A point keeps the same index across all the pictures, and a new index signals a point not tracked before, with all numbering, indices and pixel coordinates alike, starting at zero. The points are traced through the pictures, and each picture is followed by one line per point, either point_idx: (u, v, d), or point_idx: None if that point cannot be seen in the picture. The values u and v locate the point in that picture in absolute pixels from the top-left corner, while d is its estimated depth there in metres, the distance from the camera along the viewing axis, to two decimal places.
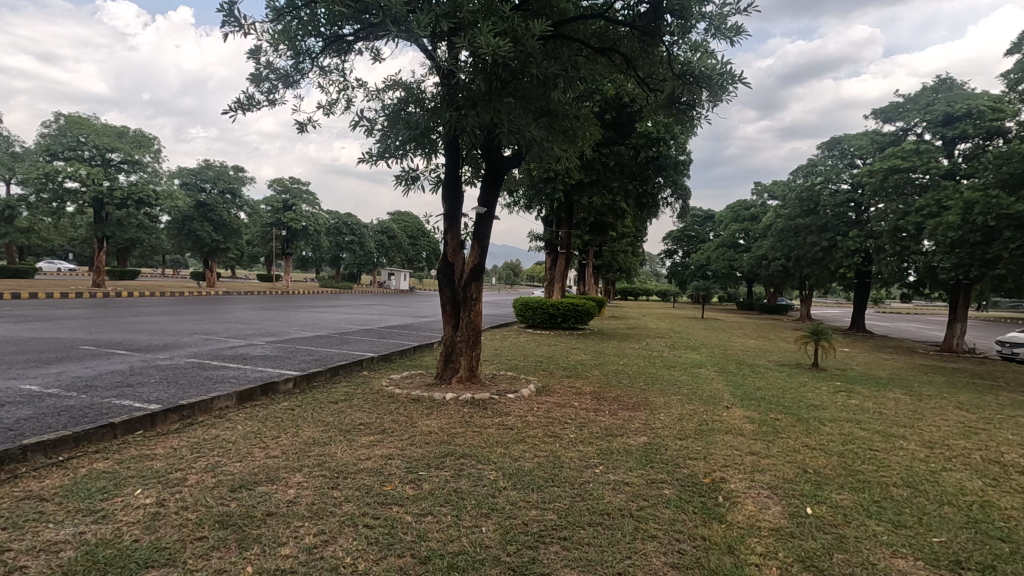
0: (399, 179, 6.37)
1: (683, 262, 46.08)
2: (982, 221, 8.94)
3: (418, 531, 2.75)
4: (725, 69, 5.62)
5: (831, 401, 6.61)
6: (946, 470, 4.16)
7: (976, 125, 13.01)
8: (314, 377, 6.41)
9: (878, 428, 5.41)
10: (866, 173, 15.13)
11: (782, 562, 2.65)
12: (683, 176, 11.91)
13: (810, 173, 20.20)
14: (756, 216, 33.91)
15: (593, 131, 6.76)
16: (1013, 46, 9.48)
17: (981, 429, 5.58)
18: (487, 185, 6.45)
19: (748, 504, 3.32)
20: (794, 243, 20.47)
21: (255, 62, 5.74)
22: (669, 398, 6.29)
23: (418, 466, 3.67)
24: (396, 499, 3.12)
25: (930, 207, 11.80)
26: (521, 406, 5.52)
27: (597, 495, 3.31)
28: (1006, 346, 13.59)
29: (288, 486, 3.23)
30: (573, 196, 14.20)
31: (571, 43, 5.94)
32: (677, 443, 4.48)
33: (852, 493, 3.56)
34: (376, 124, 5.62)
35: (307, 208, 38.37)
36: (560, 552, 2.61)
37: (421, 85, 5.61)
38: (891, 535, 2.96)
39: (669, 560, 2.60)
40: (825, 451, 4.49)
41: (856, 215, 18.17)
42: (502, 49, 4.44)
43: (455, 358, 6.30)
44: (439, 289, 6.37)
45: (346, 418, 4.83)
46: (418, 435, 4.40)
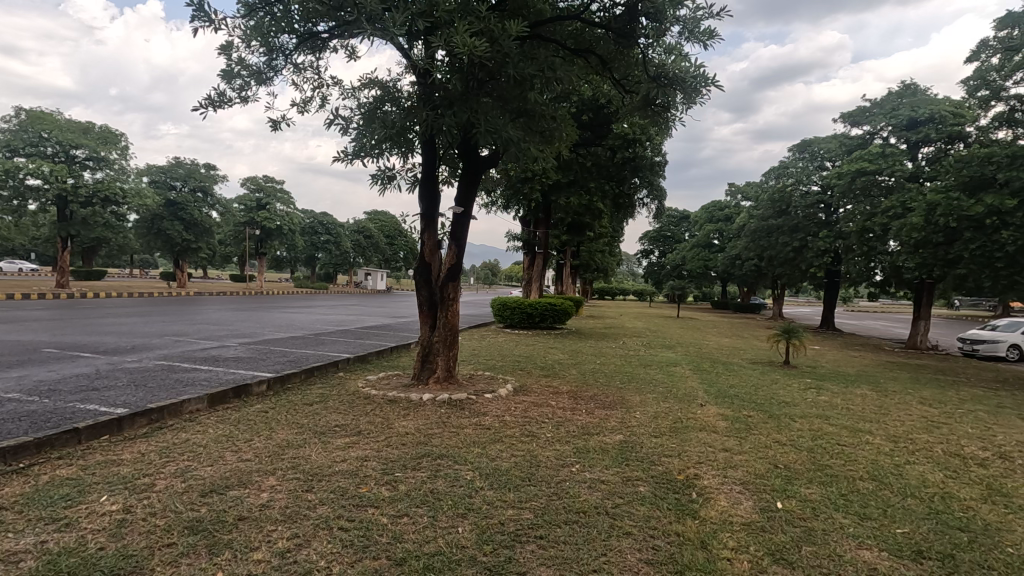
0: (375, 178, 6.31)
1: (659, 262, 46.74)
2: (944, 223, 9.24)
3: (393, 532, 2.73)
4: (699, 72, 5.72)
5: (801, 397, 6.78)
6: (910, 463, 4.30)
7: (938, 129, 13.50)
8: (288, 378, 6.31)
9: (846, 423, 5.56)
10: (835, 175, 15.53)
11: (753, 556, 2.71)
12: (658, 177, 12.06)
13: (781, 174, 20.66)
14: (730, 216, 34.58)
15: (570, 132, 6.79)
16: (972, 53, 9.83)
17: (942, 423, 5.78)
18: (464, 185, 6.44)
19: (721, 499, 3.38)
20: (766, 243, 20.90)
21: (227, 58, 5.63)
22: (645, 396, 6.37)
23: (394, 467, 3.65)
24: (371, 500, 3.09)
25: (896, 209, 12.15)
26: (498, 406, 5.52)
27: (573, 493, 3.33)
28: (967, 342, 14.07)
29: (260, 490, 3.17)
30: (550, 196, 14.25)
31: (547, 44, 5.96)
32: (651, 441, 4.53)
33: (820, 487, 3.66)
34: (351, 123, 5.56)
35: (281, 207, 37.75)
36: (536, 551, 2.62)
37: (397, 83, 5.58)
38: (857, 528, 3.05)
39: (643, 557, 2.63)
40: (795, 447, 4.58)
41: (825, 216, 18.63)
42: (478, 49, 4.44)
43: (432, 358, 6.26)
44: (416, 289, 6.33)
45: (321, 420, 4.77)
46: (394, 436, 4.36)
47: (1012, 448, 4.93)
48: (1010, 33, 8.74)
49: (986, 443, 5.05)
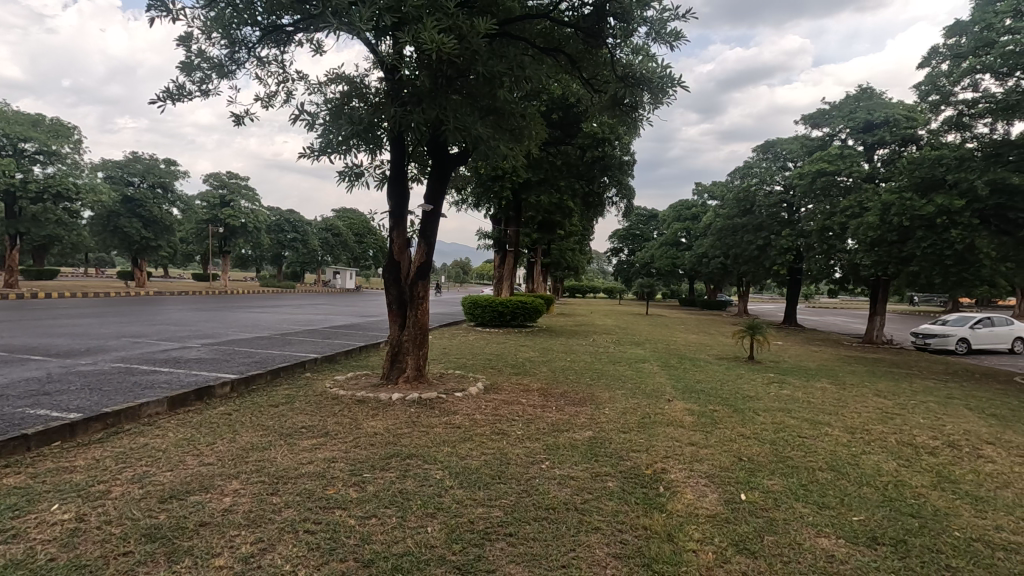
0: (342, 175, 6.19)
1: (628, 260, 47.36)
2: (899, 222, 9.60)
3: (361, 534, 2.69)
4: (665, 73, 5.82)
5: (764, 391, 6.96)
6: (866, 453, 4.47)
7: (893, 132, 14.03)
8: (253, 380, 6.16)
9: (807, 415, 5.75)
10: (797, 175, 15.98)
11: (717, 547, 2.77)
12: (627, 176, 12.21)
13: (746, 174, 21.14)
14: (697, 215, 35.24)
15: (539, 131, 6.81)
16: (924, 59, 10.23)
17: (896, 414, 6.03)
18: (433, 183, 6.39)
19: (687, 493, 3.45)
20: (731, 241, 21.36)
21: (186, 50, 5.45)
22: (614, 392, 6.45)
23: (362, 468, 3.60)
24: (339, 502, 3.05)
25: (853, 208, 12.59)
26: (469, 404, 5.51)
27: (543, 490, 3.35)
28: (920, 337, 14.70)
29: (223, 494, 3.09)
30: (521, 194, 14.27)
31: (517, 42, 5.95)
32: (620, 437, 4.60)
33: (782, 478, 3.77)
34: (317, 119, 5.45)
35: (245, 204, 36.79)
36: (505, 548, 2.63)
37: (364, 79, 5.49)
38: (816, 516, 3.15)
39: (612, 551, 2.66)
40: (758, 440, 4.71)
41: (788, 215, 19.13)
42: (447, 46, 4.41)
43: (401, 358, 6.20)
44: (385, 289, 6.26)
45: (287, 422, 4.67)
46: (363, 437, 4.30)
47: (959, 437, 5.18)
48: (959, 41, 9.14)
49: (936, 433, 5.28)
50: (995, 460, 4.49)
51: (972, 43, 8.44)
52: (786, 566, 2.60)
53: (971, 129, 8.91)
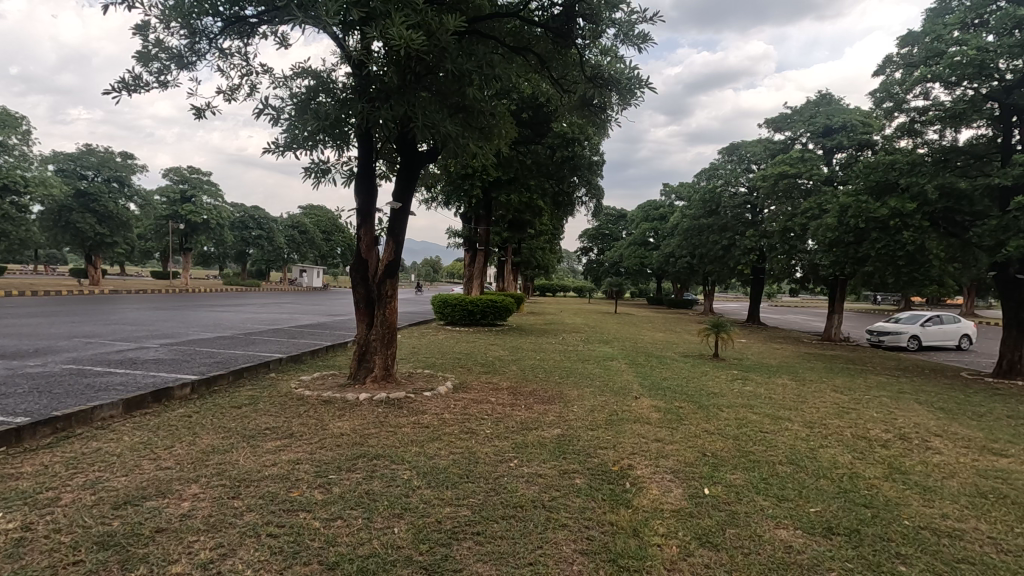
0: (308, 170, 6.06)
1: (597, 259, 47.86)
2: (855, 223, 9.97)
3: (326, 536, 2.65)
4: (633, 74, 5.90)
5: (727, 388, 7.16)
6: (823, 447, 4.63)
7: (850, 136, 14.55)
8: (215, 381, 5.99)
9: (768, 410, 5.92)
10: (760, 177, 16.40)
11: (682, 541, 2.83)
12: (596, 177, 12.36)
13: (712, 176, 21.60)
14: (664, 215, 35.80)
15: (509, 130, 6.81)
16: (878, 67, 10.65)
17: (852, 408, 6.28)
18: (401, 180, 6.32)
19: (653, 488, 3.51)
20: (697, 241, 21.80)
21: (142, 39, 5.25)
22: (583, 390, 6.52)
23: (328, 469, 3.54)
24: (304, 505, 2.99)
25: (813, 210, 13.03)
26: (437, 404, 5.46)
27: (511, 488, 3.36)
28: (874, 334, 15.30)
29: (181, 499, 2.99)
30: (490, 193, 14.26)
31: (486, 40, 5.94)
32: (588, 434, 4.64)
33: (744, 473, 3.87)
34: (282, 113, 5.33)
35: (207, 200, 35.71)
36: (473, 547, 2.62)
37: (331, 74, 5.39)
38: (775, 509, 3.25)
39: (579, 548, 2.69)
40: (722, 435, 4.83)
41: (751, 216, 19.60)
42: (415, 42, 4.36)
43: (368, 358, 6.12)
44: (352, 287, 6.17)
45: (250, 423, 4.56)
46: (329, 437, 4.24)
47: (910, 430, 5.41)
48: (912, 51, 9.53)
49: (889, 426, 5.51)
50: (943, 452, 4.71)
51: (922, 54, 8.81)
52: (747, 557, 2.68)
53: (922, 135, 9.30)
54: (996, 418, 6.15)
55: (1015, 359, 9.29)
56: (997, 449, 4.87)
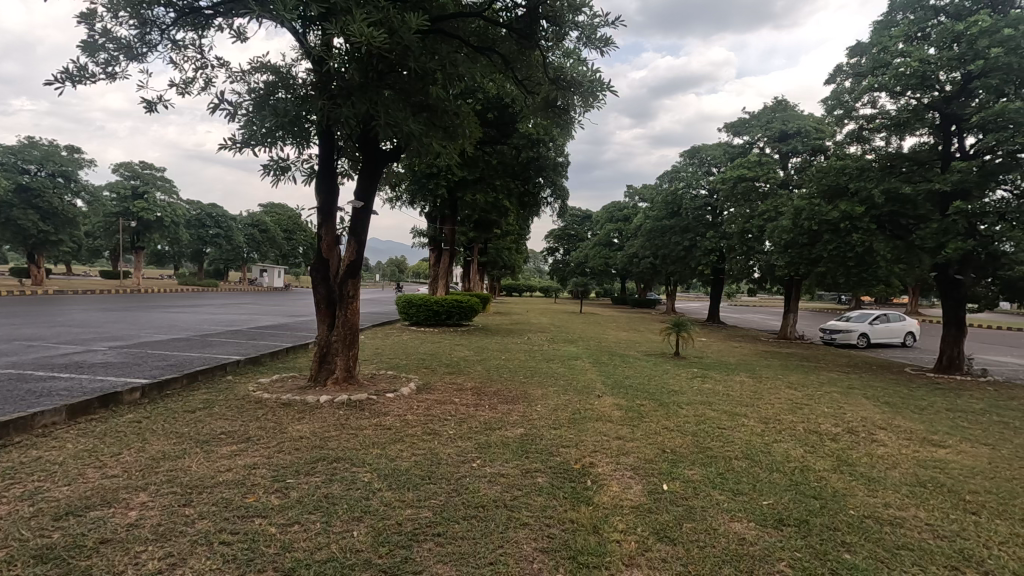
0: (267, 168, 5.91)
1: (563, 259, 48.27)
2: (808, 225, 10.34)
3: (282, 542, 2.60)
4: (595, 77, 5.99)
5: (687, 385, 7.33)
6: (777, 442, 4.79)
7: (804, 142, 15.16)
8: (167, 385, 5.78)
9: (726, 407, 6.08)
10: (720, 180, 16.82)
11: (640, 537, 2.88)
12: (561, 177, 12.45)
13: (674, 178, 22.03)
14: (628, 216, 36.36)
15: (473, 130, 6.80)
16: (830, 75, 11.07)
17: (804, 404, 6.52)
18: (364, 178, 6.23)
19: (614, 485, 3.57)
20: (660, 242, 22.21)
21: (87, 28, 5.02)
22: (546, 389, 6.56)
23: (286, 474, 3.47)
24: (259, 510, 2.92)
25: (769, 213, 13.47)
26: (400, 405, 5.41)
27: (472, 489, 3.35)
28: (827, 332, 15.89)
29: (128, 508, 2.88)
30: (456, 193, 14.18)
31: (450, 40, 5.92)
32: (550, 433, 4.68)
33: (701, 468, 3.97)
34: (239, 109, 5.19)
35: (160, 196, 34.38)
36: (434, 548, 2.61)
37: (291, 69, 5.29)
38: (730, 502, 3.35)
39: (539, 546, 2.71)
40: (681, 432, 4.94)
41: (712, 218, 20.11)
42: (376, 40, 4.30)
43: (330, 359, 6.02)
44: (313, 287, 6.05)
45: (204, 428, 4.41)
46: (287, 441, 4.15)
47: (857, 423, 5.66)
48: (860, 61, 9.98)
49: (838, 420, 5.75)
50: (886, 443, 4.94)
51: (870, 64, 9.21)
52: (702, 550, 2.75)
53: (869, 142, 9.71)
54: (936, 412, 6.49)
55: (955, 355, 9.81)
56: (936, 440, 5.15)
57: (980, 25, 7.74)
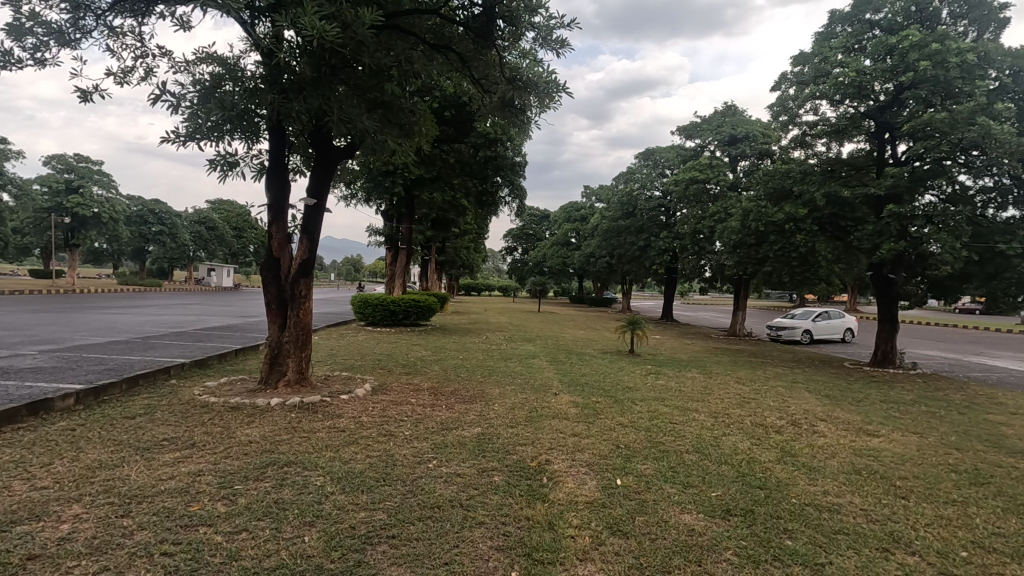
0: (213, 163, 5.69)
1: (522, 258, 48.50)
2: (755, 226, 10.75)
3: (228, 551, 2.51)
4: (551, 78, 6.05)
5: (642, 382, 7.51)
6: (726, 435, 4.96)
7: (752, 146, 15.76)
8: (103, 391, 5.47)
9: (678, 403, 6.26)
10: (673, 182, 17.25)
11: (594, 531, 2.93)
12: (519, 177, 12.48)
13: (629, 179, 22.45)
14: (585, 216, 36.87)
15: (429, 127, 6.73)
16: (776, 82, 11.53)
17: (751, 398, 6.79)
18: (316, 176, 6.08)
19: (569, 482, 3.61)
20: (616, 242, 22.60)
21: (13, 11, 4.70)
22: (504, 388, 6.57)
23: (232, 480, 3.34)
24: (203, 519, 2.81)
25: (719, 214, 13.94)
26: (355, 407, 5.31)
27: (428, 489, 3.33)
28: (773, 329, 16.55)
29: (60, 522, 2.72)
30: (412, 191, 14.00)
31: (406, 36, 5.84)
32: (507, 431, 4.70)
33: (654, 462, 4.07)
34: (183, 101, 4.97)
35: (98, 191, 32.57)
36: (387, 551, 2.58)
37: (239, 61, 5.10)
38: (681, 495, 3.45)
39: (494, 544, 2.72)
40: (635, 427, 5.05)
41: (665, 219, 20.62)
42: (328, 34, 4.21)
43: (282, 360, 5.85)
44: (264, 287, 5.86)
45: (144, 435, 4.20)
46: (235, 446, 4.00)
47: (800, 416, 5.93)
48: (803, 70, 10.44)
49: (783, 414, 6.00)
50: (826, 434, 5.20)
51: (812, 73, 9.67)
52: (653, 542, 2.82)
53: (811, 148, 10.16)
54: (872, 403, 6.87)
55: (888, 349, 10.40)
56: (871, 430, 5.45)
57: (911, 39, 8.24)
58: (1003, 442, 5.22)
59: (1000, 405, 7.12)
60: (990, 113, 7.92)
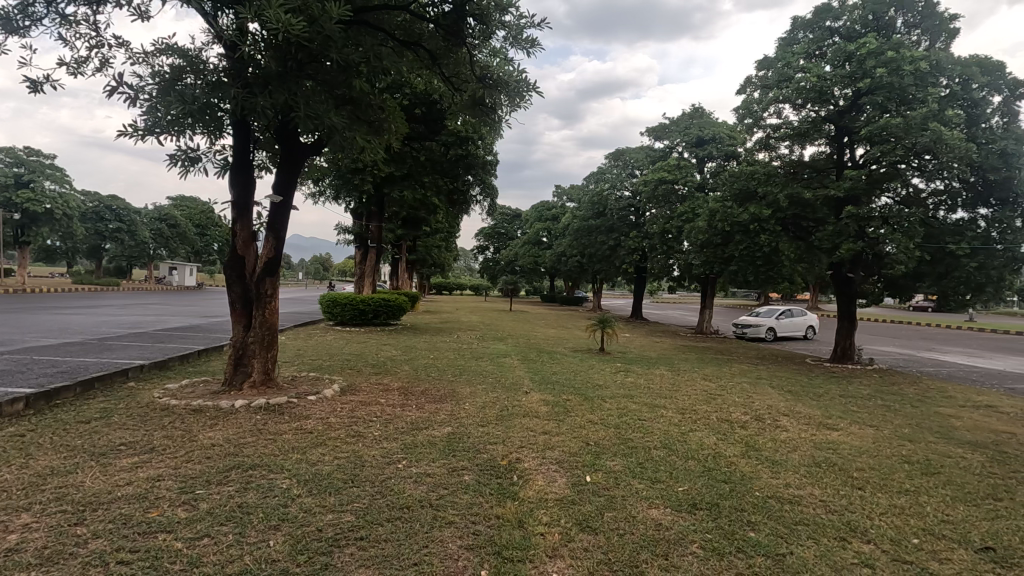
0: (173, 158, 5.51)
1: (494, 257, 48.48)
2: (722, 226, 11.00)
3: (189, 557, 2.44)
4: (521, 77, 6.06)
5: (612, 379, 7.61)
6: (693, 431, 5.06)
7: (719, 148, 16.13)
8: (55, 395, 5.23)
9: (646, 400, 6.36)
10: (642, 182, 17.49)
11: (563, 528, 2.95)
12: (490, 176, 12.46)
13: (599, 179, 22.67)
14: (556, 216, 37.08)
15: (398, 125, 6.66)
16: (741, 85, 11.80)
17: (717, 394, 6.94)
18: (282, 173, 5.96)
19: (539, 479, 3.63)
20: (587, 241, 22.80)
21: None
22: (475, 387, 6.57)
23: (194, 485, 3.25)
24: (163, 525, 2.72)
25: (687, 214, 14.22)
26: (323, 408, 5.22)
27: (397, 489, 3.30)
28: (739, 327, 16.94)
29: (8, 532, 2.60)
30: (382, 189, 13.83)
31: (375, 32, 5.77)
32: (478, 430, 4.70)
33: (622, 459, 4.12)
34: (142, 93, 4.80)
35: (50, 186, 31.19)
36: (355, 553, 2.55)
37: (201, 54, 4.95)
38: (649, 490, 3.51)
39: (464, 543, 2.71)
40: (604, 425, 5.11)
41: (635, 218, 20.89)
42: (294, 27, 4.13)
43: (247, 361, 5.70)
44: (227, 286, 5.70)
45: (101, 439, 4.05)
46: (196, 450, 3.89)
47: (764, 411, 6.09)
48: (767, 74, 10.71)
49: (747, 409, 6.15)
50: (788, 429, 5.35)
51: (776, 77, 9.95)
52: (622, 538, 2.86)
53: (775, 150, 10.43)
54: (831, 398, 7.11)
55: (847, 346, 10.78)
56: (831, 424, 5.64)
57: (868, 47, 8.56)
58: (952, 433, 5.48)
59: (949, 398, 7.46)
60: (941, 119, 8.28)
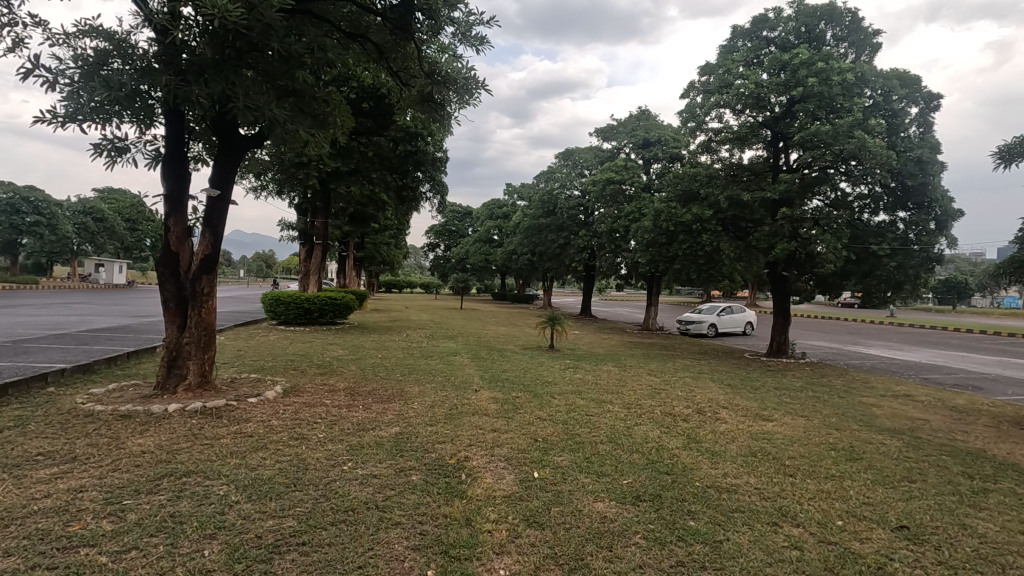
0: (98, 147, 5.15)
1: (445, 254, 48.12)
2: (666, 226, 11.33)
3: (115, 572, 2.30)
4: (470, 74, 6.04)
5: (560, 376, 7.70)
6: (637, 425, 5.19)
7: (664, 150, 16.59)
8: None
9: (594, 396, 6.48)
10: (590, 182, 17.76)
11: (510, 524, 2.97)
12: (440, 173, 12.34)
13: (550, 178, 22.89)
14: (507, 215, 37.16)
15: (344, 119, 6.50)
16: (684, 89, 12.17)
17: (661, 389, 7.16)
18: (219, 166, 5.69)
19: (487, 477, 3.64)
20: (538, 239, 22.98)
21: None
22: (423, 386, 6.51)
23: (122, 495, 3.07)
24: (86, 539, 2.56)
25: (634, 214, 14.56)
26: (264, 411, 5.03)
27: (342, 492, 3.23)
28: (683, 323, 17.51)
29: None
30: (328, 184, 13.44)
31: (319, 23, 5.60)
32: (426, 430, 4.65)
33: (569, 454, 4.19)
34: (62, 77, 4.47)
35: None
36: (297, 559, 2.48)
37: (129, 37, 4.66)
38: (595, 484, 3.58)
39: (410, 544, 2.69)
40: (552, 421, 5.17)
41: (584, 218, 21.22)
42: (232, 14, 3.95)
43: (181, 363, 5.41)
44: (160, 284, 5.40)
45: (14, 450, 3.75)
46: (124, 458, 3.66)
47: (705, 404, 6.33)
48: (709, 80, 11.11)
49: (689, 402, 6.38)
50: (727, 421, 5.59)
51: (717, 82, 10.33)
52: (568, 532, 2.91)
53: (717, 153, 10.84)
54: (767, 390, 7.47)
55: (782, 341, 11.35)
56: (766, 415, 5.93)
57: (801, 57, 9.05)
58: (874, 421, 5.87)
59: (871, 388, 7.99)
60: (865, 127, 8.86)
